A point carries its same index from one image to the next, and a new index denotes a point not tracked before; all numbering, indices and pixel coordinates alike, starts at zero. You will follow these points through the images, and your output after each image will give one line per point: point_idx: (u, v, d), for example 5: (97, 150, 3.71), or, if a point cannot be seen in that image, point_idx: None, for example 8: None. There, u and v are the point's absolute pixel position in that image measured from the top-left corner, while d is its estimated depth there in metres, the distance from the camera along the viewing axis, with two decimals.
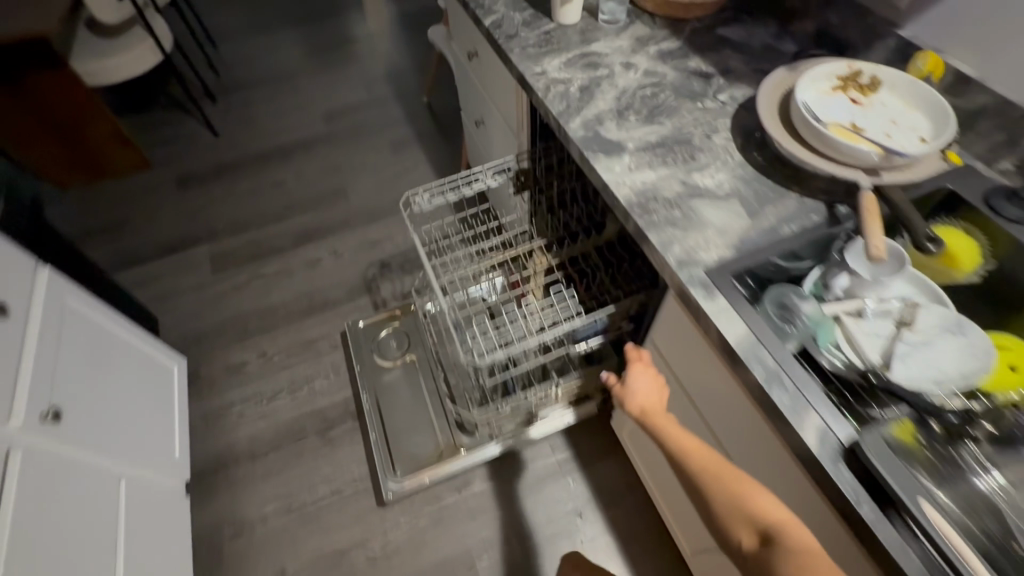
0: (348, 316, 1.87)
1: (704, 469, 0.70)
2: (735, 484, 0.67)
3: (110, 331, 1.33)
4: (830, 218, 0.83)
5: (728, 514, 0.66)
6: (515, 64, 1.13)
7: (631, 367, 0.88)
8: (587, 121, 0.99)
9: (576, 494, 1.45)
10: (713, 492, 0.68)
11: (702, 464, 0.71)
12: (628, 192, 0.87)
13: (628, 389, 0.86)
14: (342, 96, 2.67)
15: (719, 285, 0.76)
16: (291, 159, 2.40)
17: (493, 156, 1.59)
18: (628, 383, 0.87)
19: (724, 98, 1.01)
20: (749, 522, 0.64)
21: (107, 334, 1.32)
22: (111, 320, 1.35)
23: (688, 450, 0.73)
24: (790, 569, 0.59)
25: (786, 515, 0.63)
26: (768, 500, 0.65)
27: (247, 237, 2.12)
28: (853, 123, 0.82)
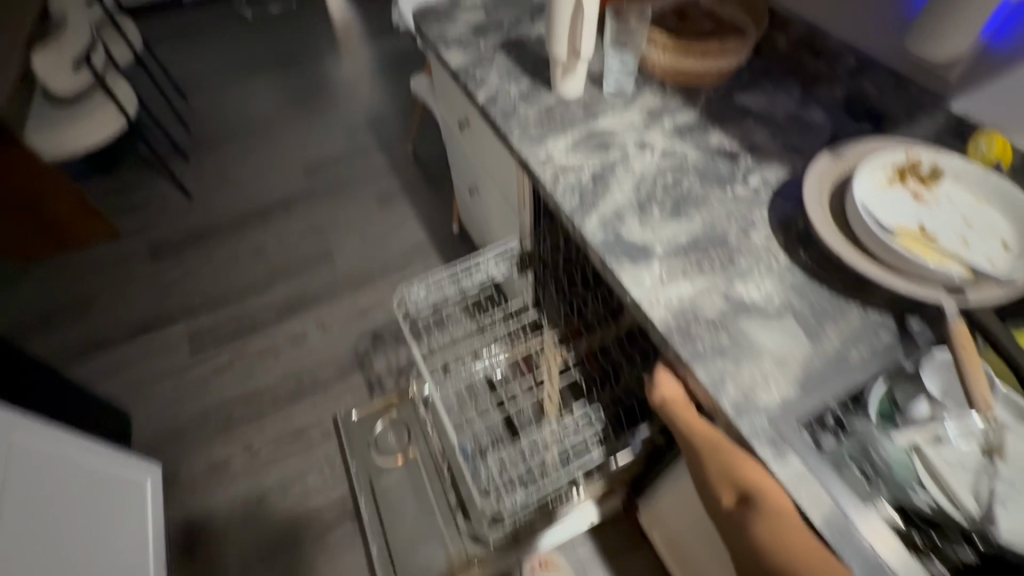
0: (340, 398, 1.72)
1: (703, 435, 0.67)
2: (734, 457, 0.64)
3: (69, 460, 1.17)
4: (903, 338, 0.71)
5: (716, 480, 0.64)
6: (516, 148, 1.01)
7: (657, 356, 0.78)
8: (606, 220, 0.87)
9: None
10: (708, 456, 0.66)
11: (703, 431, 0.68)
12: (664, 313, 0.75)
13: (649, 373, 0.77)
14: (322, 147, 2.54)
15: (790, 441, 0.64)
16: (271, 220, 2.25)
17: (491, 225, 1.47)
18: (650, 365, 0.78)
19: (755, 183, 0.90)
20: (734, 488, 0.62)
21: (67, 464, 1.17)
22: (71, 447, 1.19)
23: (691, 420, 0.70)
24: (767, 537, 0.58)
25: (773, 485, 0.61)
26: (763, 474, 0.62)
27: (226, 311, 1.97)
28: (921, 226, 0.71)
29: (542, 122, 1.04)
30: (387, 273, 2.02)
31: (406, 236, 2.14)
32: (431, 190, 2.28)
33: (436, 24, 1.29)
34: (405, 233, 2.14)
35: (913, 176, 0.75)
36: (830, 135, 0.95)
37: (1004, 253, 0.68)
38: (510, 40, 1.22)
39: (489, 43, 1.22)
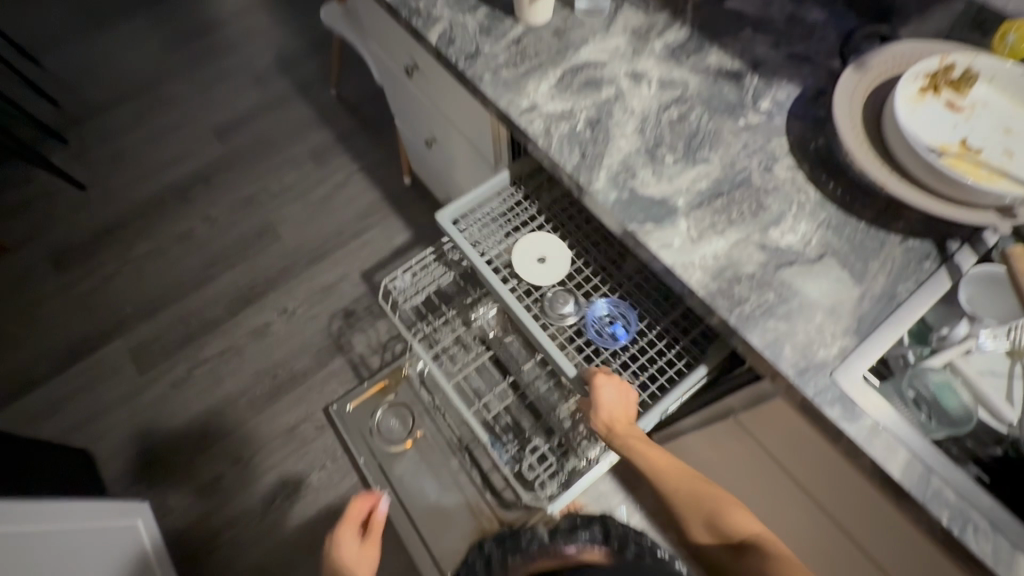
0: (324, 387, 1.60)
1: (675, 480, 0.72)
2: (711, 500, 0.68)
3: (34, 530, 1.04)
4: (947, 263, 0.68)
5: (697, 524, 0.68)
6: (491, 98, 0.85)
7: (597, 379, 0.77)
8: (615, 175, 0.76)
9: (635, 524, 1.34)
10: (685, 500, 0.70)
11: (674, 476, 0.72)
12: (702, 277, 0.68)
13: (598, 403, 0.75)
14: (227, 103, 2.17)
15: (857, 398, 0.60)
16: (190, 201, 1.95)
17: (458, 179, 1.31)
18: (597, 394, 0.76)
19: (767, 107, 0.81)
20: (718, 531, 0.66)
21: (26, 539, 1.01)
22: (28, 515, 1.05)
23: (659, 464, 0.74)
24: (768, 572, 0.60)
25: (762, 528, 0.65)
26: (744, 516, 0.66)
27: (168, 315, 1.74)
28: (963, 141, 0.65)
29: (514, 60, 0.87)
30: (342, 241, 1.82)
31: (353, 196, 1.91)
32: (370, 138, 2.02)
33: None
34: (352, 193, 1.92)
35: (946, 82, 0.68)
36: (837, 36, 0.85)
37: None
38: None
39: None
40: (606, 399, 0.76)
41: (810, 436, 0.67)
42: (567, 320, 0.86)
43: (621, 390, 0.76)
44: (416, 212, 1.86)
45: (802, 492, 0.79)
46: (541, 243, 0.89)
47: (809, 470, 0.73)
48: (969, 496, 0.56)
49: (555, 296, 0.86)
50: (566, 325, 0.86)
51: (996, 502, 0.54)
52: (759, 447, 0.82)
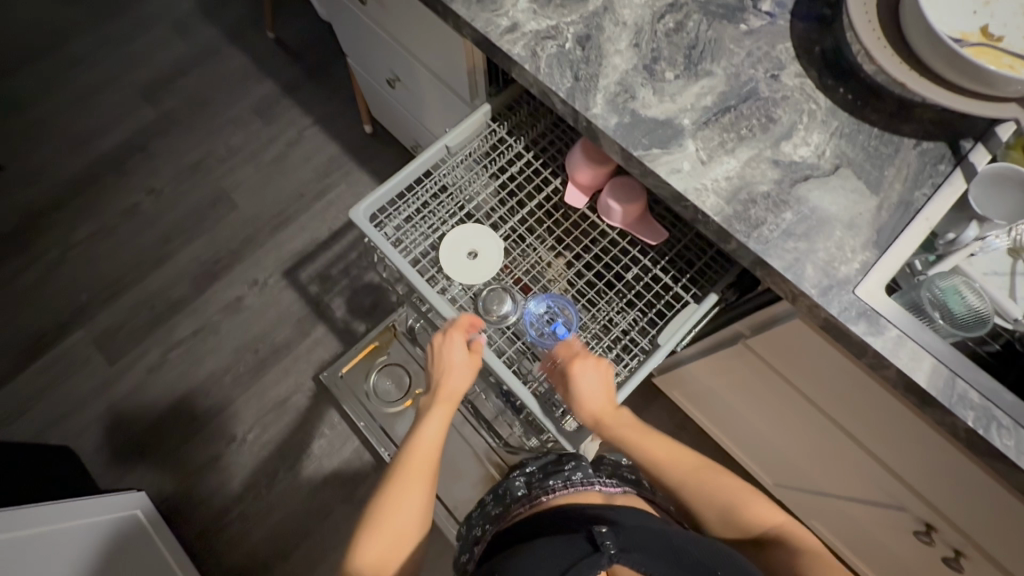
0: (311, 356, 1.54)
1: (681, 465, 0.70)
2: (720, 488, 0.68)
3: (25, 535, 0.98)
4: (961, 164, 0.66)
5: (713, 516, 0.67)
6: (465, 20, 0.75)
7: (575, 368, 0.72)
8: (614, 98, 0.69)
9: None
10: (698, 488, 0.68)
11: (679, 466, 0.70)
12: (716, 202, 0.64)
13: (582, 395, 0.71)
14: (151, 57, 1.92)
15: (881, 310, 0.59)
16: (129, 172, 1.77)
17: (428, 121, 1.20)
18: (579, 384, 0.71)
19: (768, 9, 0.74)
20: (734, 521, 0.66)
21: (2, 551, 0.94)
22: (17, 520, 0.99)
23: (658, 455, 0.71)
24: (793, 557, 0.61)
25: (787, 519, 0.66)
26: (753, 498, 0.67)
27: (129, 299, 1.62)
28: (984, 28, 0.61)
29: None
30: (307, 202, 1.70)
31: (311, 152, 1.77)
32: (320, 86, 1.85)
33: None
34: (309, 149, 1.77)
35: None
36: None
37: None
38: None
39: None
40: (587, 389, 0.72)
41: (829, 350, 0.67)
42: (505, 320, 0.79)
43: (604, 372, 0.72)
44: (382, 163, 1.74)
45: (814, 405, 0.81)
46: (473, 233, 0.81)
47: (823, 385, 0.74)
48: (993, 395, 0.56)
49: (490, 295, 0.80)
50: (504, 326, 0.80)
51: (1021, 397, 0.55)
52: (769, 368, 0.82)
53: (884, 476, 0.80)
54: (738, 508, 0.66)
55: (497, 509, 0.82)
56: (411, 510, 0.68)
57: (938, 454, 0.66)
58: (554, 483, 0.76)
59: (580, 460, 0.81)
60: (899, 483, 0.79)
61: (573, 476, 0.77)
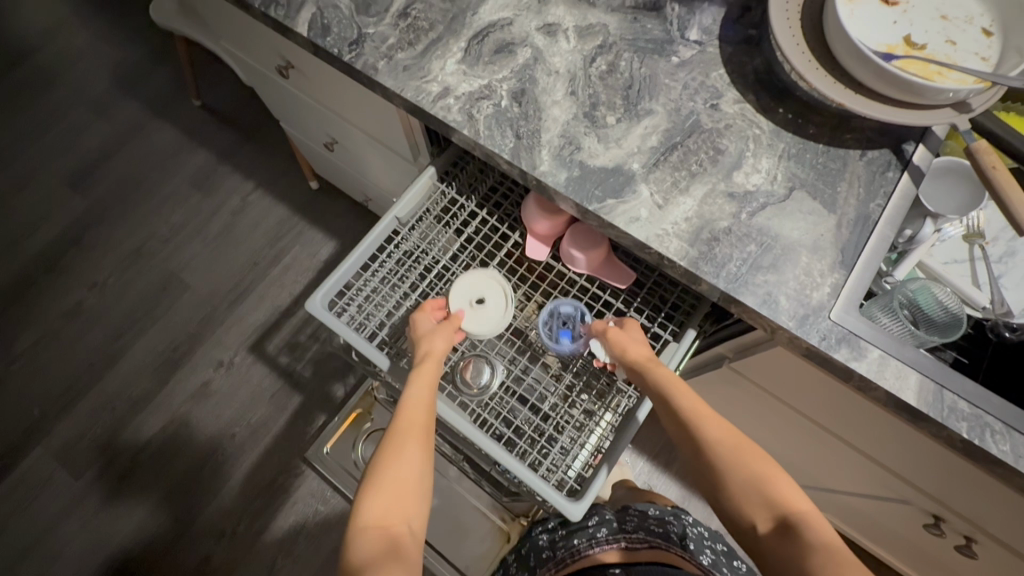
0: (291, 431, 1.48)
1: (729, 430, 0.62)
2: (761, 465, 0.59)
3: None
4: (908, 168, 0.66)
5: (744, 486, 0.58)
6: (393, 91, 0.72)
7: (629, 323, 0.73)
8: (560, 151, 0.67)
9: (639, 470, 1.31)
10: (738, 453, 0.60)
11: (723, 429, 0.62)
12: (680, 246, 0.63)
13: (630, 337, 0.70)
14: (72, 143, 1.82)
15: (859, 332, 0.59)
16: (66, 269, 1.66)
17: (375, 178, 1.17)
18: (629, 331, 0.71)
19: (696, 36, 0.74)
20: (769, 501, 0.57)
21: None
22: None
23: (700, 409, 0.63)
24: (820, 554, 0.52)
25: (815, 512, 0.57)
26: (790, 487, 0.58)
27: (86, 406, 1.52)
28: (907, 38, 0.62)
29: (407, 39, 0.74)
30: (262, 271, 1.64)
31: (258, 218, 1.70)
32: (257, 148, 1.78)
33: None
34: (255, 215, 1.71)
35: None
36: None
37: (990, 41, 0.61)
38: None
39: None
40: (635, 336, 0.71)
41: (815, 373, 0.66)
42: (486, 390, 0.76)
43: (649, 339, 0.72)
44: (335, 218, 1.68)
45: (806, 415, 0.80)
46: (470, 285, 0.77)
47: (813, 398, 0.73)
48: (981, 401, 0.56)
49: (467, 365, 0.77)
50: (486, 396, 0.77)
51: (1004, 399, 0.55)
52: (756, 385, 0.81)
53: (883, 474, 0.80)
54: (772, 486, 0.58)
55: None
56: (409, 473, 0.61)
57: (936, 457, 0.66)
58: (578, 542, 0.74)
59: (604, 515, 0.80)
60: (900, 480, 0.79)
61: (597, 532, 0.75)
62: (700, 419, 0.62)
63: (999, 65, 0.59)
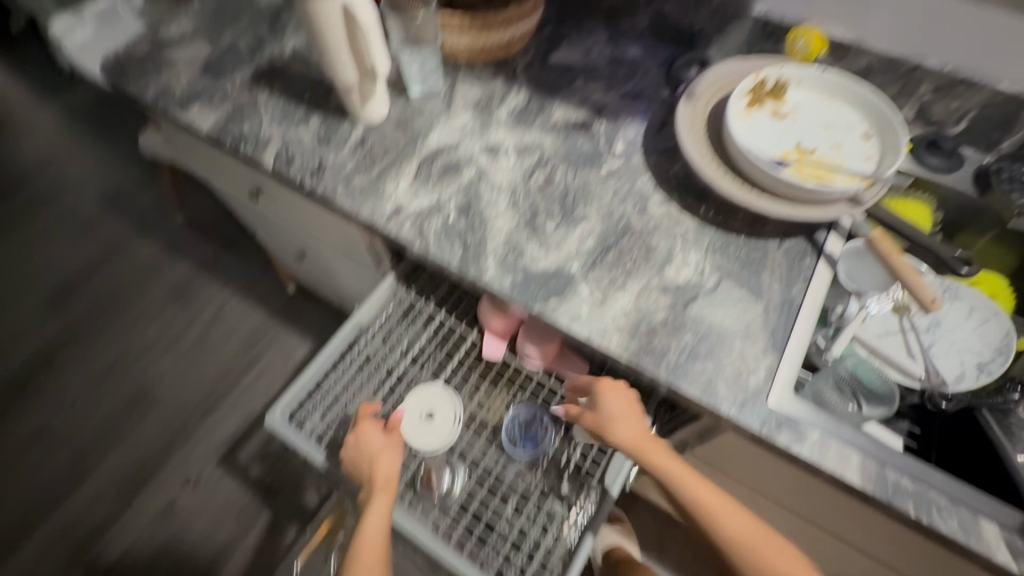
0: (262, 549, 1.39)
1: (730, 512, 0.63)
2: (750, 536, 0.62)
3: None
4: (823, 255, 0.72)
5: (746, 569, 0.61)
6: (351, 211, 0.78)
7: (602, 391, 0.71)
8: (504, 258, 0.73)
9: None
10: (734, 536, 0.62)
11: (725, 510, 0.63)
12: (621, 340, 0.66)
13: (605, 417, 0.69)
14: (55, 263, 1.88)
15: (797, 415, 0.61)
16: (36, 388, 1.64)
17: (345, 284, 1.22)
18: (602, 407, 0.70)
19: (622, 149, 0.83)
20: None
21: None
22: None
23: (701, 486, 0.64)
24: None
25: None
26: (776, 556, 0.61)
27: (41, 536, 1.43)
28: (798, 145, 0.70)
29: (363, 165, 0.82)
30: (236, 377, 1.63)
31: (235, 323, 1.73)
32: (236, 257, 1.85)
33: (146, 77, 0.94)
34: (231, 321, 1.73)
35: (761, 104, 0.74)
36: (659, 70, 0.91)
37: (869, 143, 0.70)
38: (262, 68, 0.94)
39: (237, 82, 0.92)
40: (612, 410, 0.69)
41: (767, 457, 0.68)
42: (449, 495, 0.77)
43: (629, 403, 0.70)
44: (312, 319, 1.71)
45: (776, 500, 0.79)
46: (426, 397, 0.79)
47: (774, 482, 0.73)
48: (923, 477, 0.58)
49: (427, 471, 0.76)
50: (450, 502, 0.77)
51: (942, 474, 0.57)
52: (721, 470, 0.81)
53: (863, 558, 0.78)
54: (770, 564, 0.60)
55: None
56: None
57: (900, 540, 0.65)
58: None
59: None
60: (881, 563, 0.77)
61: None
62: (699, 503, 0.63)
63: (879, 165, 0.68)
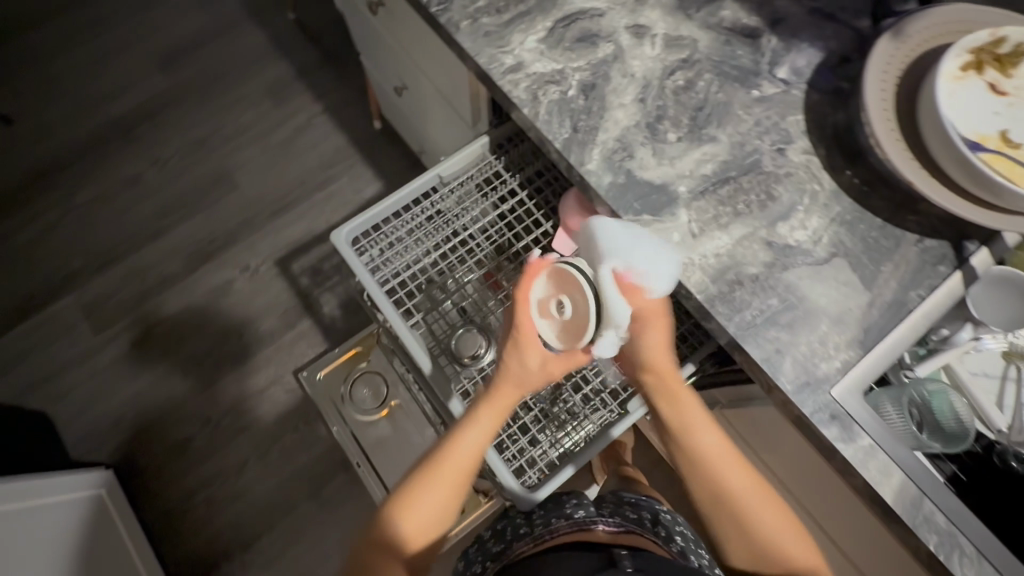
0: (296, 349, 1.53)
1: (743, 479, 0.60)
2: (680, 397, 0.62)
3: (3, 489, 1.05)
4: (962, 267, 0.63)
5: (740, 553, 0.59)
6: (469, 53, 0.72)
7: None
8: (611, 153, 0.67)
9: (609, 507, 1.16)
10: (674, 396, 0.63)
11: (718, 448, 0.61)
12: (701, 279, 0.62)
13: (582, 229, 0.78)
14: (171, 24, 1.91)
15: (857, 418, 0.57)
16: (134, 140, 1.76)
17: (432, 133, 1.19)
18: None
19: (785, 76, 0.70)
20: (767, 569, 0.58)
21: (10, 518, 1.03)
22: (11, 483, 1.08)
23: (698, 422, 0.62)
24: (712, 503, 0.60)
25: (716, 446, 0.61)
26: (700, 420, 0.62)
27: (122, 269, 1.62)
28: (1005, 133, 0.58)
29: (496, 5, 0.74)
30: (306, 193, 1.68)
31: (318, 141, 1.74)
32: (336, 74, 1.82)
33: None
34: (316, 137, 1.75)
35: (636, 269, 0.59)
36: None
37: None
38: None
39: None
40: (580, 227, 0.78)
41: (790, 432, 0.66)
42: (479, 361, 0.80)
43: None
44: (388, 161, 1.71)
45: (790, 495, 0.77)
46: None
47: (788, 469, 0.73)
48: (959, 520, 0.54)
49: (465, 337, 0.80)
50: (480, 367, 0.81)
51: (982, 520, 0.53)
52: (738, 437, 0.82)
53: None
54: (786, 551, 0.57)
55: (499, 546, 0.69)
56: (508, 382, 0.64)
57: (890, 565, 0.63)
58: (556, 521, 0.64)
59: (583, 501, 0.70)
60: None
61: (574, 513, 0.66)
62: (708, 462, 0.61)
63: None
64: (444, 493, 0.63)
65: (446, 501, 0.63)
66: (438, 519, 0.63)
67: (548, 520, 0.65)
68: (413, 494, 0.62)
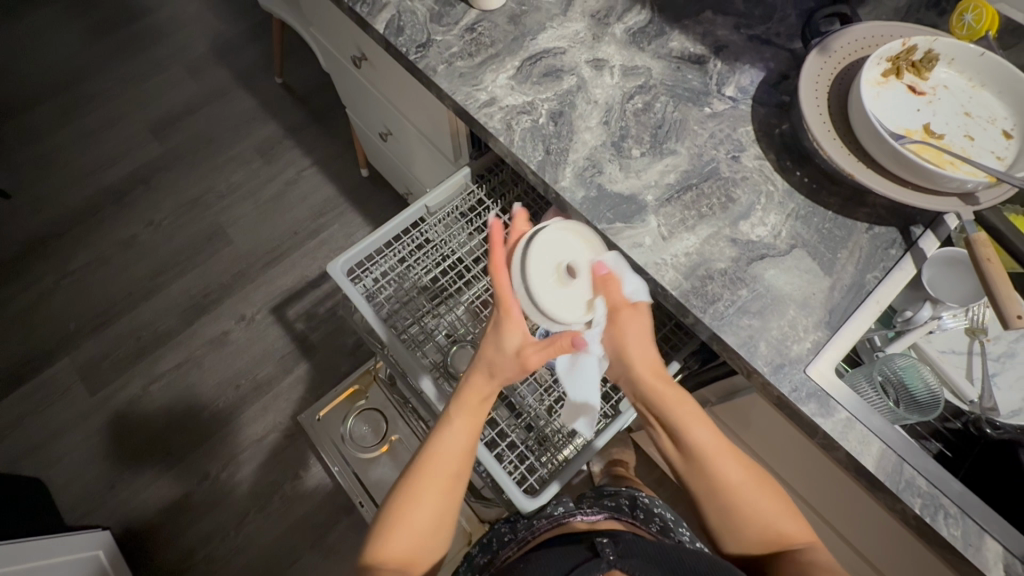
0: (294, 393, 1.54)
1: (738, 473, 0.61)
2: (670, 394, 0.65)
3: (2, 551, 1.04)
4: (912, 249, 0.68)
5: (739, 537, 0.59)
6: (447, 92, 0.80)
7: None
8: (582, 171, 0.73)
9: None
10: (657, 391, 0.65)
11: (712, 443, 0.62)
12: (674, 276, 0.67)
13: None
14: (164, 95, 2.02)
15: (833, 393, 0.60)
16: (129, 204, 1.82)
17: (417, 173, 1.26)
18: None
19: (732, 93, 0.78)
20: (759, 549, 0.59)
21: None
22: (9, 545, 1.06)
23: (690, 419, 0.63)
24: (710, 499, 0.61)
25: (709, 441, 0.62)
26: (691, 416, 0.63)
27: (117, 329, 1.64)
28: (926, 127, 0.66)
29: (468, 50, 0.82)
30: (298, 242, 1.74)
31: (308, 192, 1.82)
32: (323, 129, 1.92)
33: None
34: (306, 189, 1.82)
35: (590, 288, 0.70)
36: (798, 18, 0.83)
37: (1009, 142, 0.65)
38: None
39: None
40: None
41: (777, 417, 0.69)
42: None
43: None
44: (377, 206, 1.78)
45: (791, 486, 0.79)
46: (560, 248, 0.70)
47: (782, 456, 0.75)
48: (939, 482, 0.57)
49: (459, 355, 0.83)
50: None
51: (958, 478, 0.56)
52: (734, 434, 0.84)
53: (861, 565, 0.75)
54: (770, 527, 0.59)
55: (485, 557, 0.70)
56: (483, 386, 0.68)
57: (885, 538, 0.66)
58: (539, 520, 0.67)
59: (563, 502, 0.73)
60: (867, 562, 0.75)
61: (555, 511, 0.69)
62: (705, 456, 0.61)
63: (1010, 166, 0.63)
64: (443, 500, 0.64)
65: (438, 515, 0.63)
66: (434, 531, 0.63)
67: (532, 523, 0.68)
68: (406, 505, 0.62)
